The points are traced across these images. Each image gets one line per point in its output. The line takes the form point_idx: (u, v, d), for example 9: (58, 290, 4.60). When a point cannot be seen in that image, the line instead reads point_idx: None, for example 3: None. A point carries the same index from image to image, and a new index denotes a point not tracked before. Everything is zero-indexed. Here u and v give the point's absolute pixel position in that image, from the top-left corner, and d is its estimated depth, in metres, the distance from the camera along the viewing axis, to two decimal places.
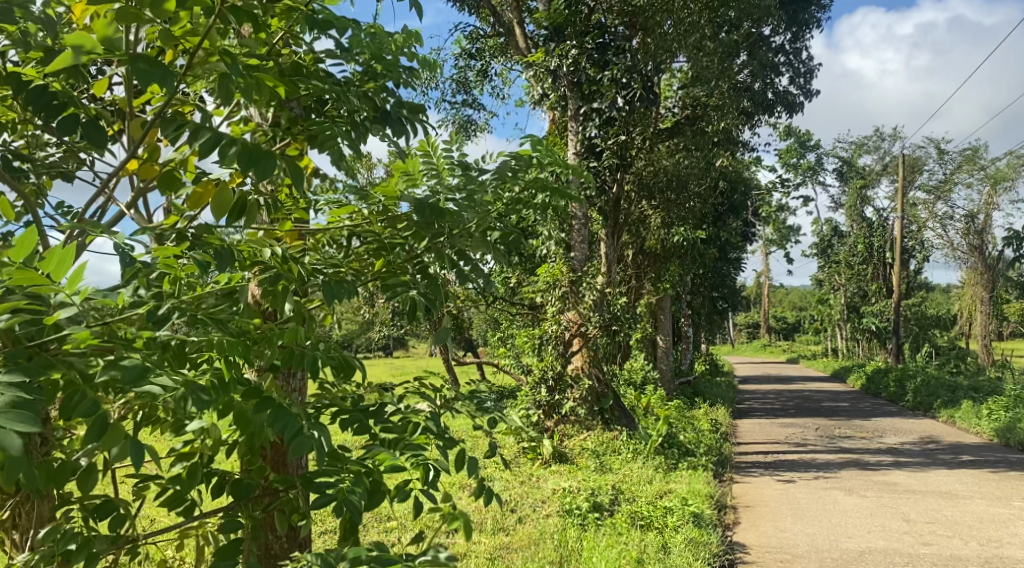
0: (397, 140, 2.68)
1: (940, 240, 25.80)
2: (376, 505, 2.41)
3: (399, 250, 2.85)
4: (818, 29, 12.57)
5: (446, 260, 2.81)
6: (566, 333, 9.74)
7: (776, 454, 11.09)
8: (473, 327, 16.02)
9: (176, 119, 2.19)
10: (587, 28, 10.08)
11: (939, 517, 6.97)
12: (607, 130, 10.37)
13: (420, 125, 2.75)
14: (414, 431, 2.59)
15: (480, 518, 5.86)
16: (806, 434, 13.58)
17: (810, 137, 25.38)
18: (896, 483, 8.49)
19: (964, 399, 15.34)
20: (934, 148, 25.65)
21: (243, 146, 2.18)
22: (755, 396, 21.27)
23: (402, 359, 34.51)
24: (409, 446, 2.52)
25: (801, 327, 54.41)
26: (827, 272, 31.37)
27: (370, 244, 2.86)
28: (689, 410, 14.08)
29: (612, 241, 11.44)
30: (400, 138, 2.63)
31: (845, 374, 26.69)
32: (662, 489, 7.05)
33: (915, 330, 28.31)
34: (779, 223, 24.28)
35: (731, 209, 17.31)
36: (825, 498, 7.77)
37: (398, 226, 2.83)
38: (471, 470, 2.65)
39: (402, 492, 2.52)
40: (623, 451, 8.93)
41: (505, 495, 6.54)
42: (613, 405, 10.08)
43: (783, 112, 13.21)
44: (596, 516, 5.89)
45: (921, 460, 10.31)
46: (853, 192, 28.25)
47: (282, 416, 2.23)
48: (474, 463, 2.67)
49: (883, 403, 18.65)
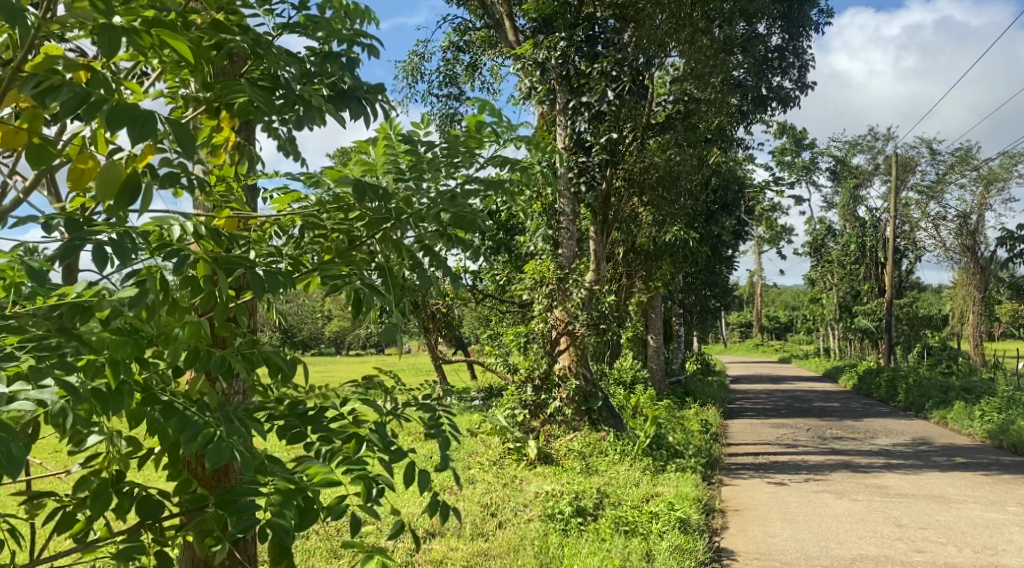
0: (354, 121, 2.57)
1: (932, 240, 25.70)
2: (309, 525, 2.18)
3: (352, 239, 2.70)
4: (815, 27, 12.40)
5: (404, 254, 2.64)
6: (554, 332, 9.47)
7: (767, 455, 10.92)
8: (462, 324, 15.82)
9: (43, 78, 1.99)
10: (576, 20, 9.88)
11: (932, 523, 6.80)
12: (597, 125, 10.11)
13: (379, 106, 2.64)
14: (355, 447, 2.41)
15: (459, 523, 5.67)
16: (798, 434, 13.41)
17: (805, 136, 25.25)
18: (888, 486, 8.32)
19: (956, 400, 15.21)
20: (926, 148, 25.55)
21: (116, 105, 1.95)
22: (747, 396, 21.14)
23: (392, 357, 34.20)
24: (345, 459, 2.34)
25: (794, 325, 54.38)
26: (821, 271, 31.22)
27: (315, 234, 2.69)
28: (680, 409, 13.90)
29: (601, 239, 11.18)
30: (357, 118, 2.54)
31: (837, 374, 26.56)
32: (648, 492, 6.87)
33: (907, 330, 28.26)
34: (772, 222, 24.12)
35: (723, 208, 17.12)
36: (816, 502, 7.59)
37: (350, 213, 2.69)
38: (420, 486, 2.45)
39: (336, 510, 2.31)
40: (610, 452, 8.76)
41: (485, 498, 6.35)
42: (602, 405, 9.94)
43: (778, 107, 13.01)
44: (578, 521, 5.70)
45: (913, 462, 10.15)
46: (846, 191, 28.12)
47: (189, 424, 2.06)
48: (424, 478, 2.47)
49: (875, 404, 18.51)
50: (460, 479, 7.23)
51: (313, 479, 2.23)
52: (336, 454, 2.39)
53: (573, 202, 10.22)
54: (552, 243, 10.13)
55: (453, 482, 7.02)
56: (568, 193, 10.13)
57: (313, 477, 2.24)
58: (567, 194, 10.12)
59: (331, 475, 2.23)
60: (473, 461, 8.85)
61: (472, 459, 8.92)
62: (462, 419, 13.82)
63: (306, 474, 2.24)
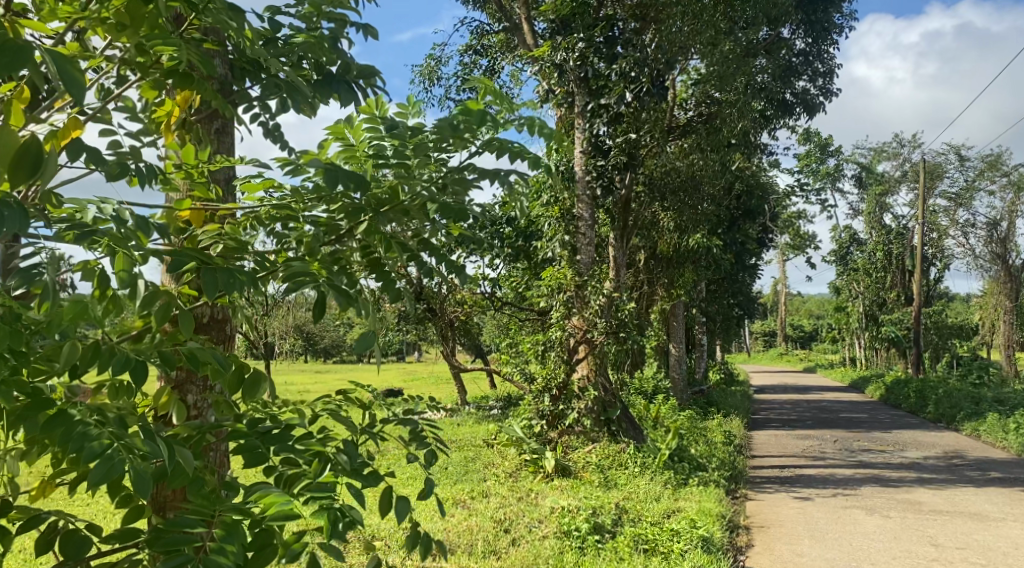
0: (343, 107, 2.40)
1: (961, 248, 25.16)
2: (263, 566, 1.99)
3: (335, 244, 2.57)
4: (841, 31, 12.09)
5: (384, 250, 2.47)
6: (571, 340, 9.26)
7: (793, 468, 10.58)
8: (482, 332, 15.60)
9: None
10: (595, 22, 9.57)
11: (970, 543, 6.48)
12: (615, 127, 9.88)
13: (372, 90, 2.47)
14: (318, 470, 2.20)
15: (470, 541, 5.43)
16: (825, 446, 13.02)
17: (830, 142, 24.86)
18: (921, 502, 7.97)
19: (989, 412, 14.75)
20: (954, 155, 25.03)
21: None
22: (772, 406, 20.71)
23: (412, 369, 33.88)
24: (307, 487, 2.12)
25: (819, 334, 53.60)
26: (846, 279, 30.70)
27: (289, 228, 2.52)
28: (702, 420, 13.59)
29: (621, 244, 10.91)
30: (343, 104, 2.37)
31: (863, 384, 26.04)
32: (669, 508, 6.59)
33: (935, 339, 27.71)
34: (796, 230, 23.71)
35: (747, 214, 16.73)
36: (846, 518, 7.28)
37: (331, 204, 2.53)
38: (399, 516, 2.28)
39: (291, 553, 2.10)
40: (630, 465, 8.46)
41: (499, 513, 6.10)
42: (621, 416, 9.56)
43: (803, 114, 12.72)
44: (596, 539, 5.43)
45: (946, 477, 9.78)
46: (873, 199, 27.63)
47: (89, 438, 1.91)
48: (404, 508, 2.31)
49: (903, 415, 18.05)
50: (474, 494, 7.01)
51: (268, 512, 2.03)
52: (299, 480, 2.18)
53: (592, 206, 9.97)
54: (570, 249, 9.92)
55: (463, 498, 6.87)
56: (585, 198, 9.93)
57: (267, 509, 2.04)
58: (585, 200, 9.93)
59: (287, 508, 2.03)
60: (488, 473, 8.64)
61: (487, 471, 8.72)
62: (478, 429, 13.58)
63: (261, 508, 2.05)
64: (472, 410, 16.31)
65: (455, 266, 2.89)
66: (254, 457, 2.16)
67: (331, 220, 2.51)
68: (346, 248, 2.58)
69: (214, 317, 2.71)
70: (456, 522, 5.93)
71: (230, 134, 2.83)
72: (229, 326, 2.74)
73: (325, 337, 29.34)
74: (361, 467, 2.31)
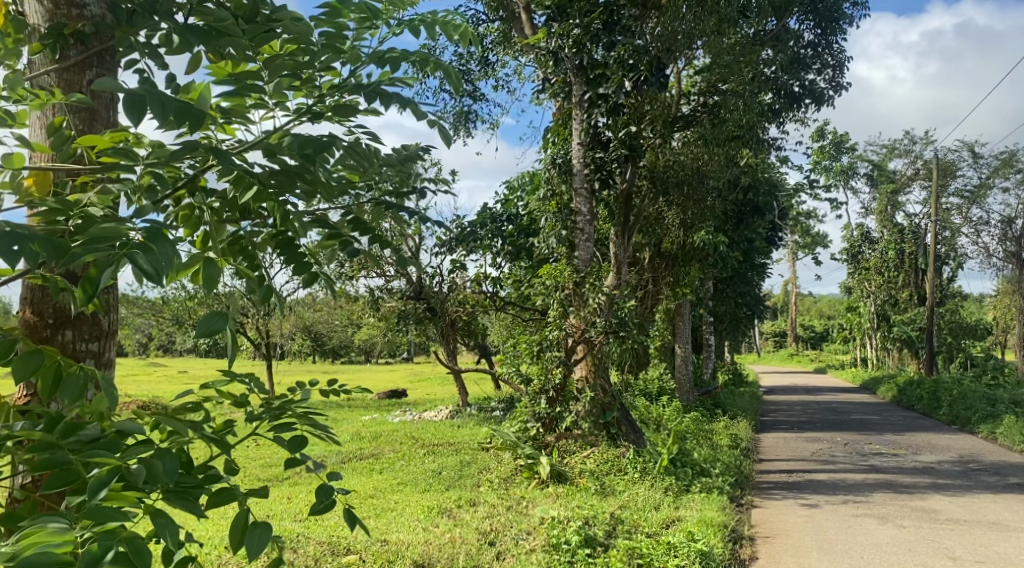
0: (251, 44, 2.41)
1: (975, 246, 24.62)
2: None
3: (251, 223, 2.76)
4: (852, 20, 11.64)
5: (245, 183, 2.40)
6: (569, 339, 8.89)
7: (802, 472, 10.16)
8: (481, 332, 15.35)
9: None
10: (593, 7, 9.08)
11: (990, 556, 6.06)
12: (615, 119, 9.36)
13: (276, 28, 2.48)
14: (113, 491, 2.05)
15: (451, 554, 5.07)
16: (835, 450, 12.60)
17: (842, 139, 24.34)
18: (938, 511, 7.55)
19: (1005, 414, 14.26)
20: (967, 152, 24.53)
21: None
22: (781, 407, 20.24)
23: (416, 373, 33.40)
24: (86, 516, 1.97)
25: (830, 334, 52.95)
26: (858, 278, 30.15)
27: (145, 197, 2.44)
28: (708, 422, 13.20)
29: (622, 241, 10.39)
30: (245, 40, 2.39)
31: (875, 386, 25.48)
32: (669, 518, 6.23)
33: (949, 339, 27.18)
34: (806, 228, 23.26)
35: (754, 210, 16.34)
36: (857, 528, 6.86)
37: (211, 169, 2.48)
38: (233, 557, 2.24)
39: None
40: (629, 471, 8.06)
41: (484, 525, 5.70)
42: (621, 418, 9.15)
43: (812, 106, 12.28)
44: (587, 553, 5.06)
45: (962, 483, 9.36)
46: (884, 197, 27.14)
47: None
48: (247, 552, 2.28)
49: (916, 417, 17.56)
50: (462, 503, 6.66)
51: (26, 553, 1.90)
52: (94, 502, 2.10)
53: (590, 202, 9.63)
54: (567, 245, 9.58)
55: (451, 506, 6.56)
56: (583, 191, 9.64)
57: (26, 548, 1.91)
58: (582, 193, 9.65)
59: (51, 551, 1.91)
60: (482, 479, 8.27)
61: (481, 476, 8.38)
62: (478, 432, 13.21)
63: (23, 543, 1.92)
64: (474, 413, 15.94)
65: (376, 240, 2.85)
66: (61, 473, 2.09)
67: (231, 201, 2.59)
68: (261, 225, 2.76)
69: (86, 314, 2.83)
70: (439, 534, 5.56)
71: (104, 90, 2.83)
72: (101, 321, 2.86)
73: (329, 336, 29.05)
74: (182, 493, 2.19)
